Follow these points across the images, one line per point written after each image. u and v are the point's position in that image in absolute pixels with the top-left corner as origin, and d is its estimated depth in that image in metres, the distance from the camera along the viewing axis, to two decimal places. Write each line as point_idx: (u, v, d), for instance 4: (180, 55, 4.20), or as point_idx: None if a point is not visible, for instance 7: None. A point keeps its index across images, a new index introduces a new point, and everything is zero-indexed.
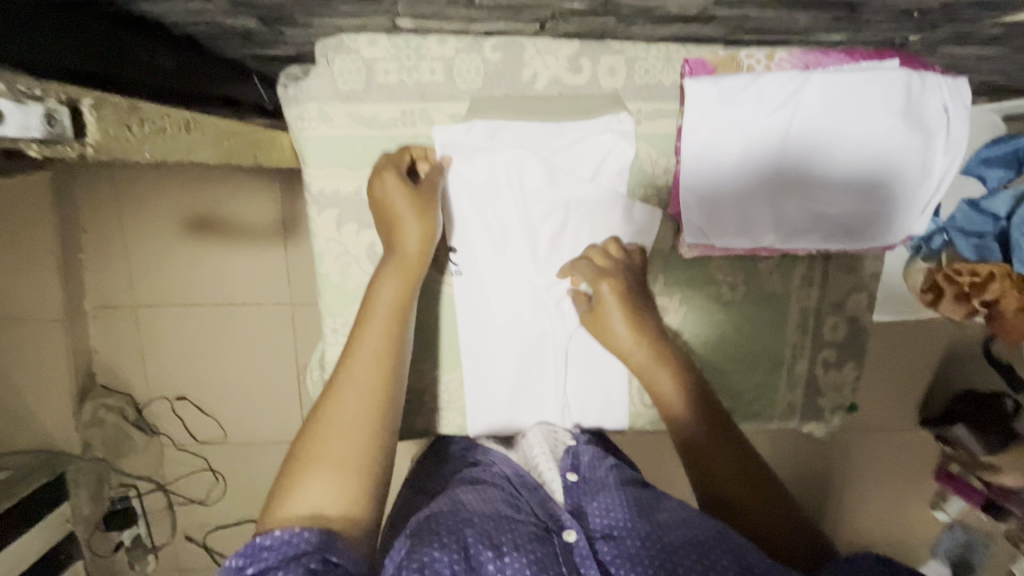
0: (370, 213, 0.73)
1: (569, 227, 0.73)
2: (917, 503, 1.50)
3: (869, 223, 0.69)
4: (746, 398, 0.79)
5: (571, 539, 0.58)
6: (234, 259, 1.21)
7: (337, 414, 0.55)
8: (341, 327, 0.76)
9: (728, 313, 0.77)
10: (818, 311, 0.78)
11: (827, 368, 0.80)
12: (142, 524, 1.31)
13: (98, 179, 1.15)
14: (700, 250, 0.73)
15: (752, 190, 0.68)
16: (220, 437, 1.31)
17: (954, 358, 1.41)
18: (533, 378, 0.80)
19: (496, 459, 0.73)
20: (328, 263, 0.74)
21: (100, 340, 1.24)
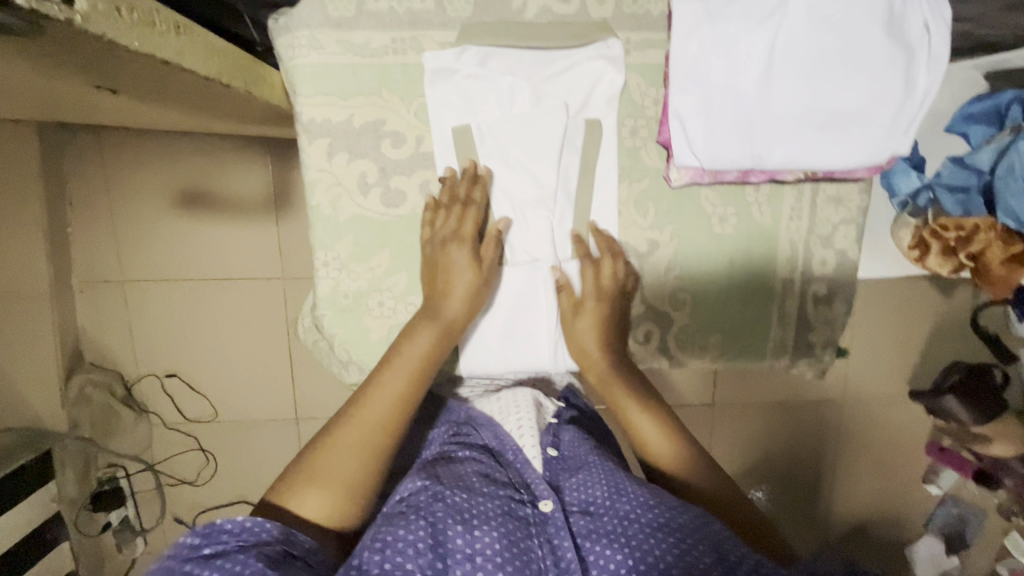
0: (360, 142, 0.73)
1: (560, 155, 0.74)
2: (909, 476, 1.52)
3: (853, 142, 0.68)
4: (735, 331, 0.80)
5: (547, 510, 0.65)
6: (225, 232, 1.20)
7: (346, 440, 0.64)
8: (333, 262, 0.76)
9: (720, 247, 0.77)
10: (807, 242, 0.78)
11: (816, 304, 0.80)
12: (131, 506, 1.28)
13: (87, 149, 1.14)
14: (690, 176, 0.72)
15: (740, 109, 0.67)
16: (210, 416, 1.29)
17: (943, 329, 1.42)
18: (527, 316, 0.78)
19: (480, 425, 0.78)
20: (319, 195, 0.74)
21: (87, 316, 1.22)
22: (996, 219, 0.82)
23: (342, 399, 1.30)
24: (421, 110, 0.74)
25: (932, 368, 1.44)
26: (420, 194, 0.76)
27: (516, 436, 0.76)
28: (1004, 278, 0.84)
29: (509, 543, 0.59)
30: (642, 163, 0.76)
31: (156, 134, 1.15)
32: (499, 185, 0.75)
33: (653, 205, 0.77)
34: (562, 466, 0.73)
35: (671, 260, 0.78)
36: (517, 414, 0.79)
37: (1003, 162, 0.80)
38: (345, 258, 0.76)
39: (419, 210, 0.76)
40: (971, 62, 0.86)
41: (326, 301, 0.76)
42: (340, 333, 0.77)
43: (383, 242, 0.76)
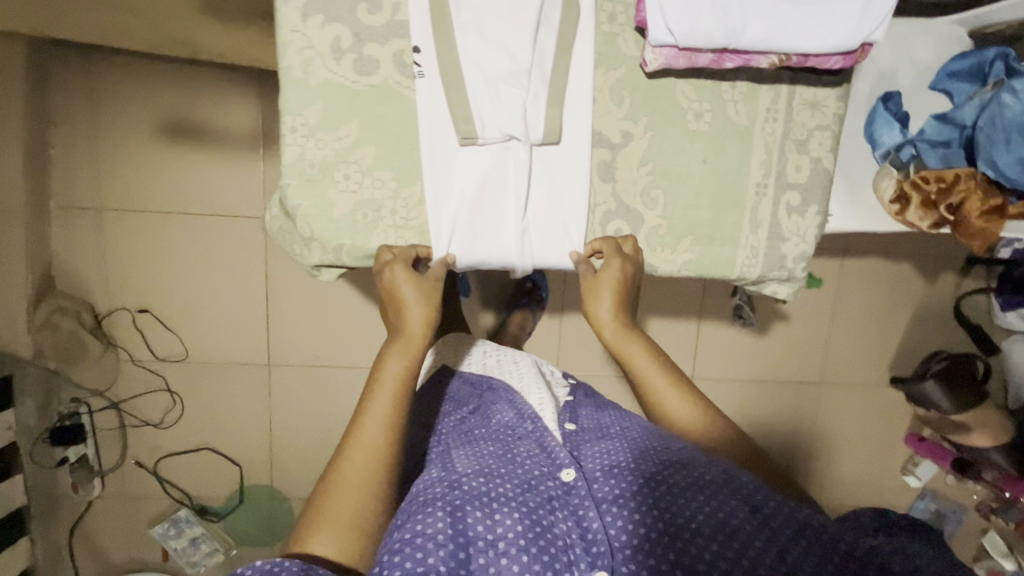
0: (339, 5, 0.64)
1: (535, 35, 0.65)
2: (889, 466, 1.50)
3: (827, 21, 0.59)
4: (713, 240, 0.71)
5: (569, 479, 0.65)
6: (208, 164, 1.19)
7: (346, 474, 0.60)
8: (301, 128, 0.66)
9: (692, 144, 0.69)
10: (781, 146, 0.70)
11: (790, 212, 0.71)
12: (90, 444, 1.25)
13: (75, 69, 1.14)
14: (664, 60, 0.63)
15: None
16: (181, 355, 1.27)
17: (925, 315, 1.42)
18: (493, 198, 0.69)
19: (500, 394, 0.82)
20: (291, 55, 0.64)
21: (61, 242, 1.20)
22: (976, 169, 0.83)
23: (316, 348, 1.29)
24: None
25: (913, 355, 1.43)
26: (394, 65, 0.66)
27: (536, 408, 0.78)
28: (982, 230, 0.84)
29: (532, 521, 0.58)
30: (618, 51, 0.67)
31: (148, 64, 1.15)
32: (469, 59, 0.65)
33: (627, 92, 0.68)
34: (581, 437, 0.74)
35: (643, 156, 0.69)
36: (537, 392, 0.82)
37: (986, 115, 0.81)
38: (314, 125, 0.66)
39: (394, 82, 0.66)
40: (951, 18, 0.90)
41: (290, 169, 0.67)
42: (305, 206, 0.68)
43: (354, 112, 0.66)
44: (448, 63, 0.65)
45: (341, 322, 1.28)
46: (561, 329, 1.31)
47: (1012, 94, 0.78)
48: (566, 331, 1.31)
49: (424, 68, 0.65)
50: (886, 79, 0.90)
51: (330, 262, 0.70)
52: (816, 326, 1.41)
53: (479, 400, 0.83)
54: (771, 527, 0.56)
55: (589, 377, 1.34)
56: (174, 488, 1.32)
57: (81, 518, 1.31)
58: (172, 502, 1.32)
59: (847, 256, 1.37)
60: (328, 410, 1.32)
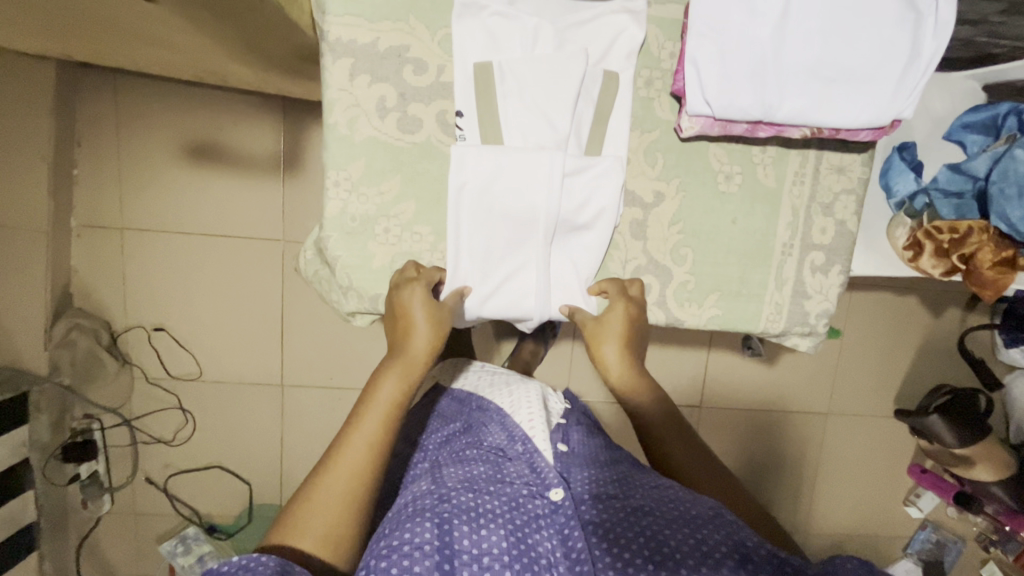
0: (387, 66, 0.66)
1: (576, 105, 0.66)
2: (891, 497, 1.52)
3: (858, 100, 0.61)
4: (738, 295, 0.73)
5: (556, 498, 0.65)
6: (231, 190, 1.21)
7: (341, 468, 0.57)
8: (345, 182, 0.68)
9: (721, 205, 0.71)
10: (808, 208, 0.72)
11: (813, 271, 0.73)
12: (102, 461, 1.25)
13: (103, 90, 1.15)
14: (700, 127, 0.65)
15: (752, 54, 0.60)
16: (195, 374, 1.27)
17: (930, 350, 1.45)
18: (515, 258, 0.70)
19: (492, 416, 0.81)
20: (337, 112, 0.66)
21: (82, 260, 1.21)
22: (989, 222, 0.85)
23: (331, 369, 1.30)
24: (446, 40, 0.66)
25: (917, 389, 1.46)
26: (438, 124, 0.68)
27: (526, 428, 0.77)
28: (994, 279, 0.85)
29: (517, 539, 0.60)
30: (653, 115, 0.69)
31: (174, 88, 1.17)
32: (510, 124, 0.67)
33: (661, 155, 0.70)
34: (570, 462, 0.74)
35: (674, 217, 0.72)
36: (528, 408, 0.81)
37: (998, 168, 0.83)
38: (357, 180, 0.68)
39: (435, 141, 0.68)
40: (966, 73, 0.93)
41: (332, 223, 0.69)
42: (345, 257, 0.70)
43: (397, 168, 0.68)
44: (489, 128, 0.67)
45: (356, 347, 1.29)
46: (573, 357, 1.33)
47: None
48: (578, 359, 1.33)
49: (466, 132, 0.67)
50: (902, 132, 0.93)
51: (365, 311, 0.72)
52: (824, 358, 1.43)
53: (470, 419, 0.82)
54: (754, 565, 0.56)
55: (599, 403, 1.36)
56: (184, 506, 1.32)
57: (89, 533, 1.31)
58: (181, 519, 1.32)
59: (855, 291, 1.39)
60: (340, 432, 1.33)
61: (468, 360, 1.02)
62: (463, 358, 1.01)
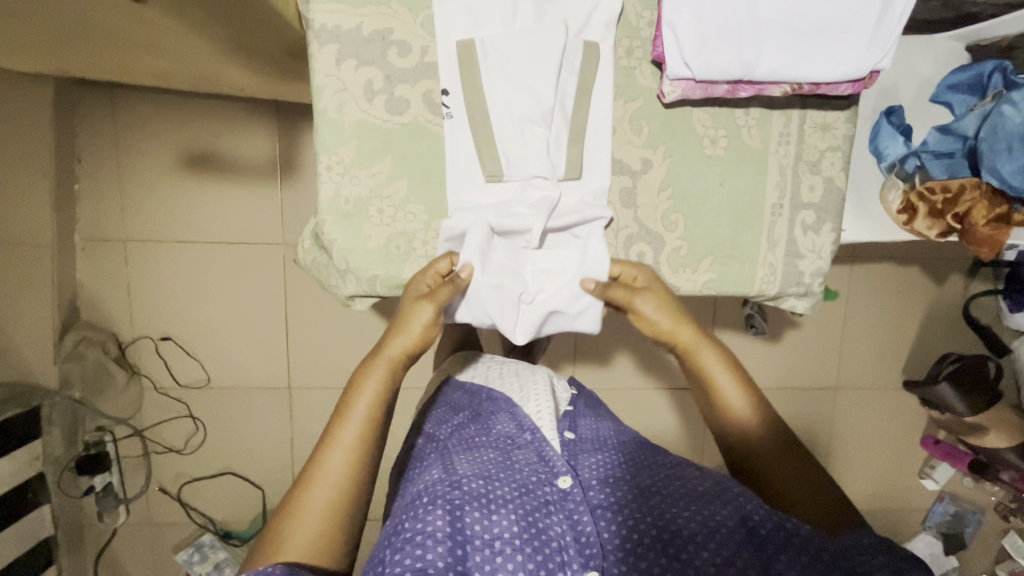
0: (371, 50, 0.67)
1: (559, 77, 0.68)
2: (905, 470, 1.51)
3: (835, 52, 0.62)
4: (731, 259, 0.74)
5: (565, 486, 0.66)
6: (229, 195, 1.23)
7: (316, 491, 0.58)
8: (337, 166, 0.69)
9: (710, 168, 0.72)
10: (794, 167, 0.73)
11: (805, 231, 0.74)
12: (115, 473, 1.26)
13: (99, 105, 1.18)
14: (682, 90, 0.66)
15: (726, 13, 0.61)
16: (203, 381, 1.29)
17: (935, 319, 1.44)
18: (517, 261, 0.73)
19: (501, 405, 0.81)
20: (326, 98, 0.68)
21: (87, 273, 1.24)
22: (982, 178, 0.85)
23: (337, 370, 1.31)
24: (428, 22, 0.68)
25: (924, 358, 1.45)
26: (425, 105, 0.69)
27: (534, 418, 0.77)
28: (990, 237, 0.86)
29: (528, 523, 0.60)
30: (636, 83, 0.70)
31: (169, 97, 1.19)
32: (496, 100, 0.69)
33: (646, 123, 0.71)
34: (579, 447, 0.75)
35: (662, 182, 0.72)
36: (537, 400, 0.81)
37: (987, 125, 0.84)
38: (349, 163, 0.69)
39: (424, 120, 0.70)
40: (949, 34, 0.93)
41: (327, 208, 0.70)
42: (341, 240, 0.71)
43: (387, 148, 0.70)
44: (474, 106, 0.69)
45: (361, 346, 1.30)
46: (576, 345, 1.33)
47: (1012, 105, 0.81)
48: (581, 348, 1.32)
49: (453, 111, 0.69)
50: (888, 95, 0.94)
51: (364, 293, 0.73)
52: (828, 332, 1.43)
53: (478, 408, 0.82)
54: (767, 552, 0.57)
55: (605, 390, 1.36)
56: (198, 513, 1.33)
57: (106, 546, 1.32)
58: (196, 528, 1.33)
59: (856, 263, 1.39)
60: None
61: (463, 353, 1.03)
62: (473, 352, 1.02)
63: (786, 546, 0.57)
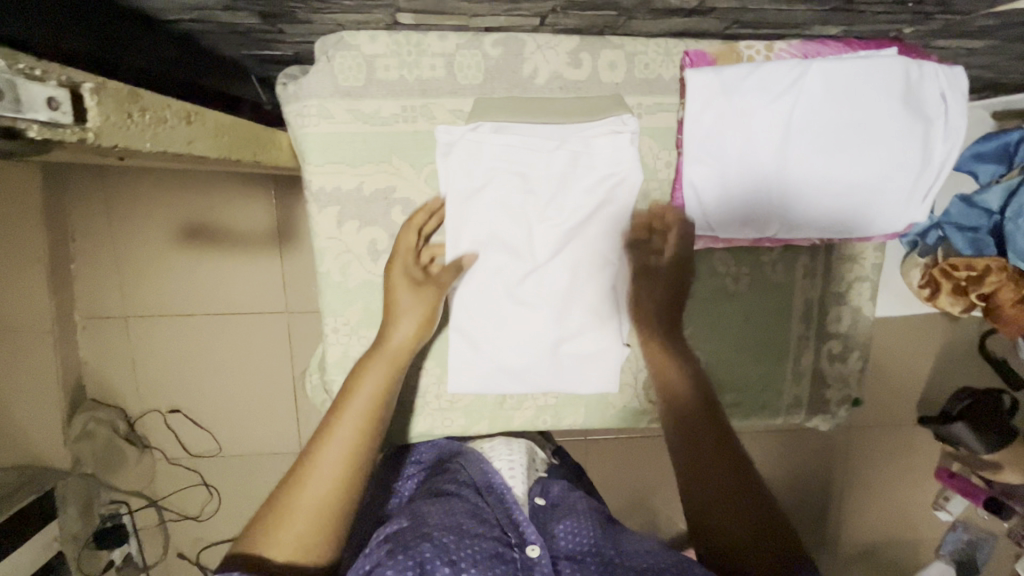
0: (371, 211, 0.72)
1: (560, 230, 0.72)
2: (919, 503, 1.50)
3: (869, 211, 0.68)
4: (756, 387, 0.76)
5: (533, 555, 0.61)
6: (230, 266, 1.20)
7: (319, 471, 0.58)
8: (342, 326, 0.74)
9: (733, 303, 0.74)
10: (822, 300, 0.75)
11: (832, 359, 0.76)
12: (134, 542, 1.28)
13: (90, 182, 1.15)
14: (704, 243, 0.72)
15: (757, 182, 0.67)
16: (215, 450, 1.28)
17: (950, 358, 1.43)
18: (513, 211, 0.71)
19: (472, 459, 0.77)
20: (329, 261, 0.73)
21: (90, 352, 1.22)
22: (1008, 260, 0.81)
23: None
24: (430, 176, 0.72)
25: (939, 396, 1.44)
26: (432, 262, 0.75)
27: (505, 478, 0.74)
28: (1016, 318, 0.83)
29: None
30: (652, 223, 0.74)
31: (160, 173, 1.15)
32: (508, 245, 0.72)
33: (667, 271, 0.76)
34: (548, 515, 0.71)
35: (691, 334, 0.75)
36: (507, 458, 0.78)
37: (1014, 203, 0.80)
38: (354, 325, 0.74)
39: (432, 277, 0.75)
40: (977, 102, 0.89)
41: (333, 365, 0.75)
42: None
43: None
44: (494, 253, 0.72)
45: None
46: None
47: None
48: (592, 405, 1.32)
49: (476, 261, 0.72)
50: None
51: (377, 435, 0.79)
52: None
53: (445, 460, 0.78)
54: None
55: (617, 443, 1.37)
56: None
57: None
58: None
59: None
60: None
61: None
62: None
63: None
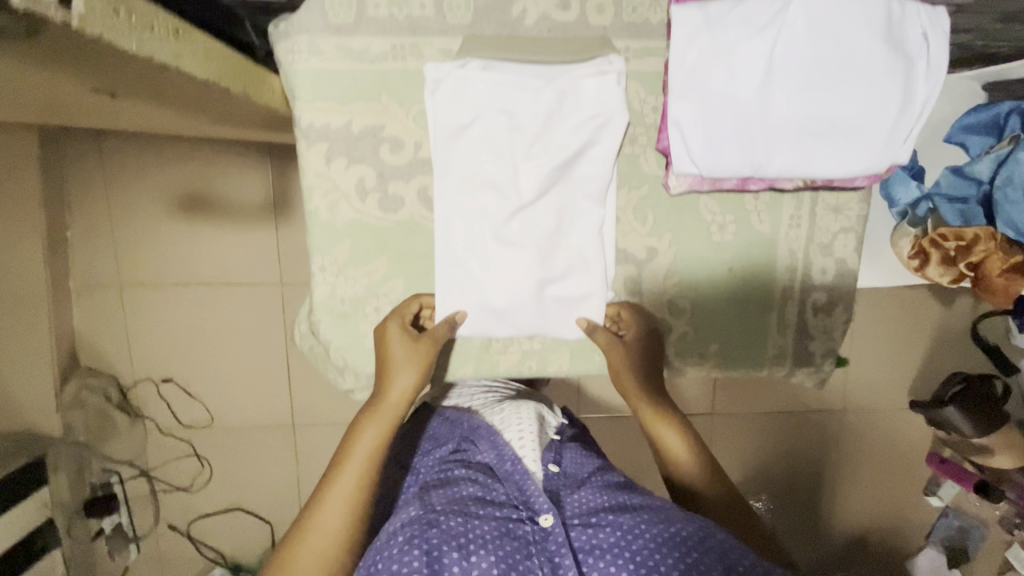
0: (360, 147, 0.71)
1: (547, 170, 0.70)
2: (910, 488, 1.50)
3: (855, 150, 0.65)
4: (741, 341, 0.78)
5: (547, 523, 0.65)
6: (224, 238, 1.20)
7: (319, 521, 0.63)
8: (331, 266, 0.74)
9: (718, 255, 0.75)
10: (806, 251, 0.75)
11: (816, 311, 0.77)
12: (124, 513, 1.28)
13: (87, 149, 1.15)
14: (689, 185, 0.69)
15: (742, 118, 0.64)
16: (206, 422, 1.28)
17: (943, 342, 1.43)
18: (494, 153, 0.70)
19: (482, 433, 0.81)
20: (317, 198, 0.72)
21: (84, 319, 1.23)
22: (996, 229, 0.82)
23: (339, 409, 1.30)
24: (420, 115, 0.71)
25: (931, 380, 1.44)
26: (419, 201, 0.73)
27: (516, 447, 0.77)
28: (1004, 287, 0.84)
29: (507, 565, 0.60)
30: (639, 170, 0.73)
31: (157, 141, 1.16)
32: (490, 185, 0.71)
33: (651, 211, 0.74)
34: (562, 482, 0.74)
35: (670, 266, 0.76)
36: (518, 426, 0.81)
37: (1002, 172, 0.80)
38: (343, 262, 0.74)
39: (419, 217, 0.74)
40: (965, 73, 0.89)
41: (323, 306, 0.75)
42: (338, 340, 0.76)
43: (381, 249, 0.74)
44: (479, 194, 0.71)
45: None
46: None
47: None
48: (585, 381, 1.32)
49: (460, 199, 0.71)
50: None
51: (361, 388, 0.77)
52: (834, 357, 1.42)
53: (461, 439, 0.82)
54: None
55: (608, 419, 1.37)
56: (207, 549, 1.34)
57: None
58: (206, 562, 1.34)
59: None
60: None
61: (460, 384, 1.05)
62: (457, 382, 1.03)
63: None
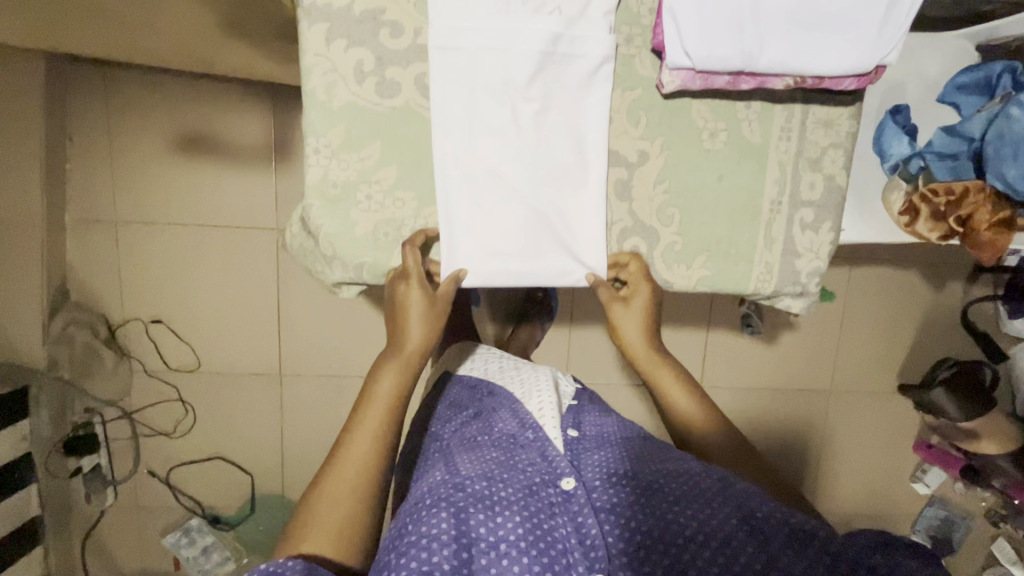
0: (361, 28, 0.68)
1: (545, 81, 0.70)
2: (897, 474, 1.50)
3: (842, 47, 0.65)
4: (726, 255, 0.77)
5: (569, 485, 0.66)
6: (223, 179, 1.21)
7: (343, 475, 0.63)
8: (325, 148, 0.71)
9: (707, 162, 0.75)
10: (795, 164, 0.75)
11: (803, 228, 0.77)
12: (103, 454, 1.26)
13: (92, 81, 1.16)
14: (681, 81, 0.68)
15: (734, 7, 0.64)
16: (193, 366, 1.28)
17: (932, 325, 1.43)
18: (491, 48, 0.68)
19: (503, 402, 0.81)
20: (315, 79, 0.69)
21: (76, 253, 1.22)
22: (985, 182, 0.83)
23: (328, 359, 1.30)
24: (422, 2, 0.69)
25: (919, 364, 1.44)
26: (417, 88, 0.70)
27: (536, 416, 0.78)
28: (991, 242, 0.85)
29: (533, 525, 0.60)
30: (634, 71, 0.72)
31: (162, 78, 1.17)
32: (483, 80, 0.69)
33: (644, 113, 0.73)
34: (581, 446, 0.75)
35: (659, 174, 0.75)
36: (538, 396, 0.81)
37: (993, 129, 0.82)
38: (337, 146, 0.71)
39: (415, 105, 0.71)
40: (957, 32, 0.91)
41: (313, 189, 0.72)
42: (327, 225, 0.73)
43: (377, 133, 0.71)
44: (476, 90, 0.70)
45: (353, 336, 1.30)
46: (571, 334, 1.37)
47: (1019, 108, 0.78)
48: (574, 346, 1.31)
49: (454, 89, 0.70)
50: (895, 92, 0.92)
51: (351, 279, 0.76)
52: (826, 334, 1.42)
53: (481, 406, 0.83)
54: (764, 532, 0.58)
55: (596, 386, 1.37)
56: (186, 497, 1.32)
57: (94, 527, 1.31)
58: (184, 511, 1.33)
59: (855, 265, 1.38)
60: (337, 418, 1.33)
61: (471, 343, 1.04)
62: (469, 342, 1.01)
63: (780, 527, 0.59)
